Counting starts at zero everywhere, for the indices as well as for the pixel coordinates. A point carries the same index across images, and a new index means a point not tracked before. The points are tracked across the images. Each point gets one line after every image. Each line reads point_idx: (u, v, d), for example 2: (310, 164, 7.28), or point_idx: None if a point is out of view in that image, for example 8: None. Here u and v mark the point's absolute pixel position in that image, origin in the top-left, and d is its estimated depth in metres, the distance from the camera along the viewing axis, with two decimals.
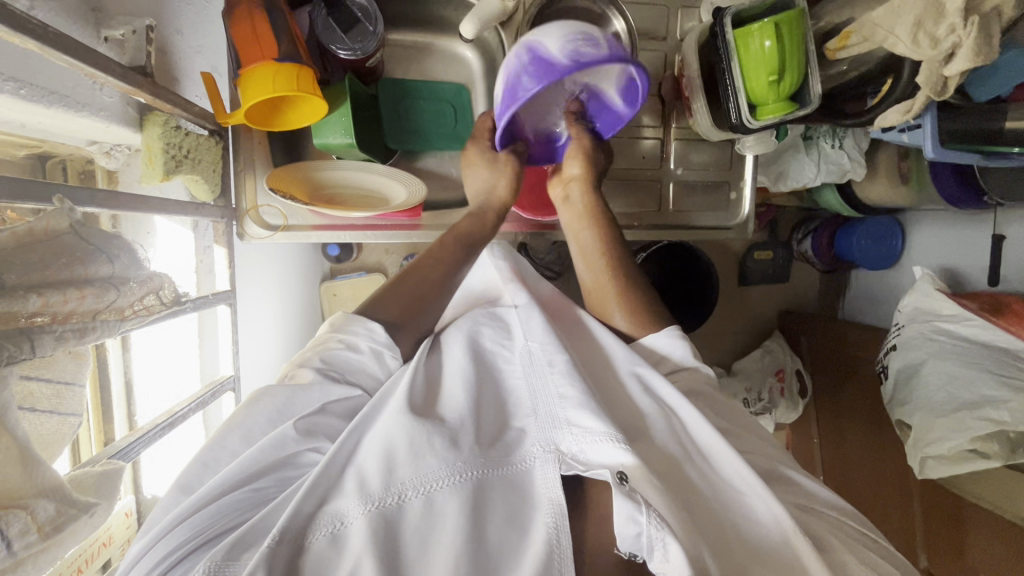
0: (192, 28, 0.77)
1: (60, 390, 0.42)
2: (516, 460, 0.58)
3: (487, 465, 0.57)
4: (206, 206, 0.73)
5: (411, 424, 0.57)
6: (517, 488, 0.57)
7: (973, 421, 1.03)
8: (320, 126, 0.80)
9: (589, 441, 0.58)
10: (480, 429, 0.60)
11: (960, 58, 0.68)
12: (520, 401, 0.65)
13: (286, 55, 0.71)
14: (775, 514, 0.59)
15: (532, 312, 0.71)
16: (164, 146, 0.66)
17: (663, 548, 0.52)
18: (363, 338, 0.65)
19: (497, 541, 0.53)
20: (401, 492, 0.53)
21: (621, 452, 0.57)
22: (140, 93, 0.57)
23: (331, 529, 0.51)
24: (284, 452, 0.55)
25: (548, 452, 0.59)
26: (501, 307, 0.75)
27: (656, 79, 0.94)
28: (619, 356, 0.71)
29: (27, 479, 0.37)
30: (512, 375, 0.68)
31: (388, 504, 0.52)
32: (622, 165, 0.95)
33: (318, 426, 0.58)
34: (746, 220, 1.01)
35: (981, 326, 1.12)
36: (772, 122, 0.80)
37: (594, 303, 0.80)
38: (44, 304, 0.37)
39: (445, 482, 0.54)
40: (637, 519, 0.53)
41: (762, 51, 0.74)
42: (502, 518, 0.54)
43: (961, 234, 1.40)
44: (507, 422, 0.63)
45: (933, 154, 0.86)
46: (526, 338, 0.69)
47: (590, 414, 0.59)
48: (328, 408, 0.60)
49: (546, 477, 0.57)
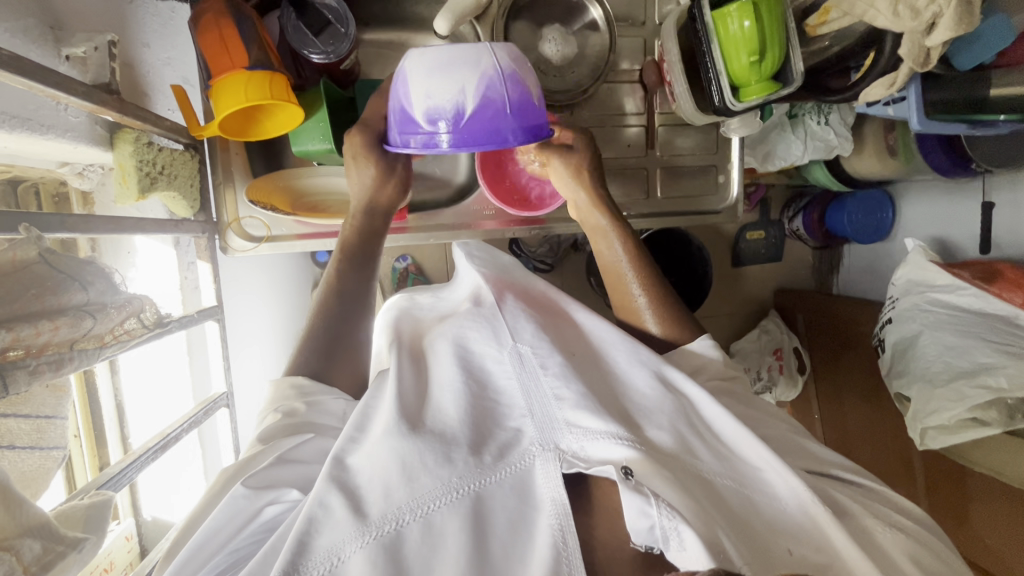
0: (158, 39, 0.75)
1: (42, 424, 0.41)
2: (513, 461, 0.57)
3: (484, 475, 0.55)
4: (185, 222, 0.71)
5: (401, 444, 0.56)
6: (518, 490, 0.56)
7: (971, 390, 1.03)
8: (297, 133, 0.79)
9: (587, 439, 0.59)
10: (477, 438, 0.59)
11: (942, 28, 0.68)
12: (512, 400, 0.63)
13: (256, 63, 0.69)
14: (796, 491, 0.60)
15: (517, 313, 0.72)
16: (136, 164, 0.65)
17: (678, 536, 0.52)
18: (296, 397, 0.66)
19: (501, 552, 0.52)
20: (398, 517, 0.52)
21: (621, 447, 0.58)
22: (107, 111, 0.56)
23: (328, 565, 0.50)
24: (242, 512, 0.54)
25: (547, 451, 0.58)
26: (487, 310, 0.72)
27: (638, 66, 0.93)
28: (619, 348, 0.71)
29: (9, 517, 0.36)
30: (501, 374, 0.66)
31: (385, 531, 0.51)
32: (608, 155, 0.94)
33: (276, 480, 0.56)
34: (736, 203, 1.00)
35: (975, 294, 1.13)
36: (756, 104, 0.79)
37: (624, 306, 0.81)
38: (14, 338, 0.35)
39: (442, 500, 0.53)
40: (648, 513, 0.53)
41: (742, 31, 0.73)
42: (505, 527, 0.54)
43: (951, 203, 1.40)
44: (501, 423, 0.62)
45: (919, 126, 0.84)
46: (515, 341, 0.68)
47: (588, 413, 0.60)
48: (289, 457, 0.59)
49: (546, 478, 0.56)
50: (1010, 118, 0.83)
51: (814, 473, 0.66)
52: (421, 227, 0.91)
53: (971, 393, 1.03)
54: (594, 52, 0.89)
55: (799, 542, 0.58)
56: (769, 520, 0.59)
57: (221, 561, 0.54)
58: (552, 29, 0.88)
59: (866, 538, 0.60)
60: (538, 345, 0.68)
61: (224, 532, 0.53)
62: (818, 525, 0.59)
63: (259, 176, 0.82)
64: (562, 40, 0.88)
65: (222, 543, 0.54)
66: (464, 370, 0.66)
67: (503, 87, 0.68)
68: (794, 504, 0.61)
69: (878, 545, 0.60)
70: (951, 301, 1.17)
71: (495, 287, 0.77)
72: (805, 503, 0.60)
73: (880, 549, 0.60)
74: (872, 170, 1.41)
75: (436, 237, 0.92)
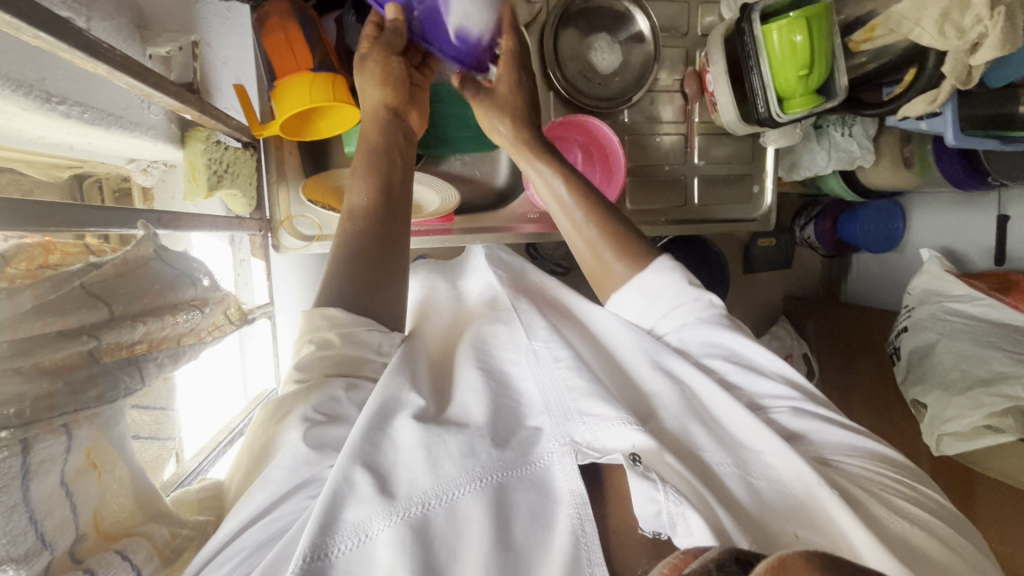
0: (220, 39, 0.76)
1: (156, 417, 0.45)
2: (534, 459, 0.57)
3: (507, 468, 0.55)
4: (244, 220, 0.74)
5: (429, 433, 0.56)
6: (539, 485, 0.56)
7: (988, 398, 1.06)
8: (349, 132, 0.81)
9: (601, 428, 0.58)
10: (497, 431, 0.59)
11: (988, 47, 0.70)
12: (530, 400, 0.64)
13: (321, 65, 0.70)
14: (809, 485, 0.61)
15: (532, 312, 0.73)
16: (206, 162, 0.66)
17: (684, 522, 0.52)
18: (328, 328, 0.59)
19: (524, 539, 0.52)
20: (423, 500, 0.51)
21: (635, 434, 0.57)
22: (189, 110, 0.57)
23: (354, 541, 0.49)
24: (299, 477, 0.51)
25: (563, 446, 0.58)
26: (504, 311, 0.75)
27: (677, 76, 0.95)
28: (627, 341, 0.70)
29: (139, 508, 0.40)
30: (521, 376, 0.67)
31: (412, 513, 0.50)
32: (647, 163, 0.96)
33: (328, 440, 0.54)
34: (768, 212, 1.02)
35: (990, 304, 1.17)
36: (800, 116, 0.81)
37: (587, 258, 0.75)
38: (147, 331, 0.38)
39: (467, 488, 0.53)
40: (655, 498, 0.53)
41: (793, 46, 0.75)
42: (527, 517, 0.53)
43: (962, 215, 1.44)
44: (521, 422, 0.62)
45: (955, 141, 0.87)
46: (530, 339, 0.69)
47: (601, 402, 0.60)
48: (336, 420, 0.56)
49: (565, 472, 0.56)
50: None
51: None
52: (465, 230, 0.93)
53: (988, 400, 1.06)
54: (638, 61, 0.91)
55: None
56: (794, 508, 0.56)
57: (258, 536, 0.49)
58: (602, 38, 0.90)
59: (891, 530, 0.54)
60: (553, 341, 0.68)
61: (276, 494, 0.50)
62: (824, 507, 0.55)
63: (309, 176, 0.84)
64: (610, 50, 0.90)
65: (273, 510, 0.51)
66: (483, 369, 0.66)
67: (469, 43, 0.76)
68: None
69: (905, 541, 0.54)
70: (965, 310, 1.21)
71: (512, 291, 0.78)
72: None
73: (904, 542, 0.54)
74: (887, 181, 1.44)
75: (480, 238, 0.93)
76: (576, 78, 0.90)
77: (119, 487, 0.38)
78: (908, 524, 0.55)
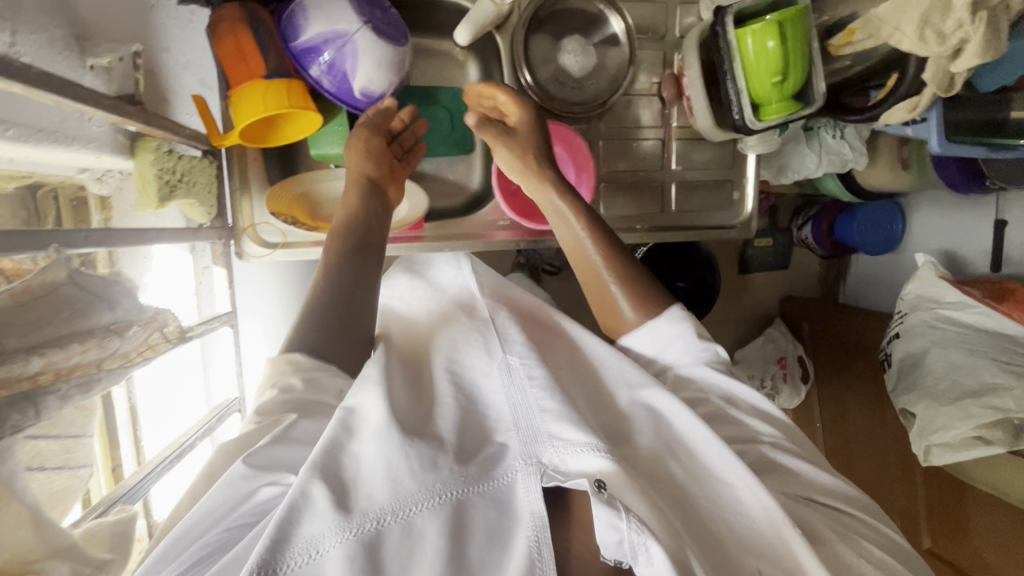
0: (179, 44, 0.75)
1: (69, 445, 0.45)
2: (496, 475, 0.56)
3: (467, 483, 0.54)
4: (202, 229, 0.73)
5: (391, 446, 0.55)
6: (498, 503, 0.55)
7: (976, 409, 1.03)
8: (314, 136, 0.80)
9: (568, 452, 0.57)
10: (461, 447, 0.58)
11: (969, 54, 0.67)
12: (499, 414, 0.63)
13: (274, 72, 0.70)
14: (767, 508, 0.58)
15: (508, 325, 0.74)
16: (157, 172, 0.65)
17: (647, 552, 0.52)
18: (292, 373, 0.61)
19: (479, 560, 0.51)
20: (379, 517, 0.50)
21: (600, 460, 0.56)
22: (131, 123, 0.56)
23: (305, 558, 0.48)
24: (237, 493, 0.51)
25: (530, 466, 0.56)
26: (479, 319, 0.75)
27: (656, 79, 0.92)
28: (611, 367, 0.71)
29: (40, 540, 0.41)
30: (491, 387, 0.66)
31: (366, 530, 0.49)
32: (624, 168, 0.94)
33: (276, 459, 0.54)
34: (751, 219, 0.99)
35: (983, 312, 1.13)
36: (776, 123, 0.78)
37: (589, 285, 0.77)
38: (46, 363, 0.39)
39: (425, 505, 0.52)
40: (618, 526, 0.52)
41: (766, 51, 0.72)
42: (484, 535, 0.52)
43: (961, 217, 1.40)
44: (487, 436, 0.61)
45: (938, 149, 0.84)
46: (504, 351, 0.69)
47: (572, 425, 0.59)
48: (289, 437, 0.55)
49: (525, 490, 0.55)
50: None
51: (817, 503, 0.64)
52: (437, 237, 0.91)
53: (976, 412, 1.03)
54: (614, 64, 0.89)
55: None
56: (764, 548, 0.57)
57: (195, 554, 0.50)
58: (573, 39, 0.87)
59: (849, 566, 0.58)
60: (527, 357, 0.68)
61: (220, 511, 0.51)
62: (786, 542, 0.56)
63: (275, 181, 0.83)
64: (582, 52, 0.87)
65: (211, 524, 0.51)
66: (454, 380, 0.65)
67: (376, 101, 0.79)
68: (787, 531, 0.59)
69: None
70: (961, 319, 1.17)
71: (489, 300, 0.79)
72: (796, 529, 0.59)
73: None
74: (884, 183, 1.40)
75: (453, 246, 0.91)
76: (549, 81, 0.88)
77: (18, 523, 0.40)
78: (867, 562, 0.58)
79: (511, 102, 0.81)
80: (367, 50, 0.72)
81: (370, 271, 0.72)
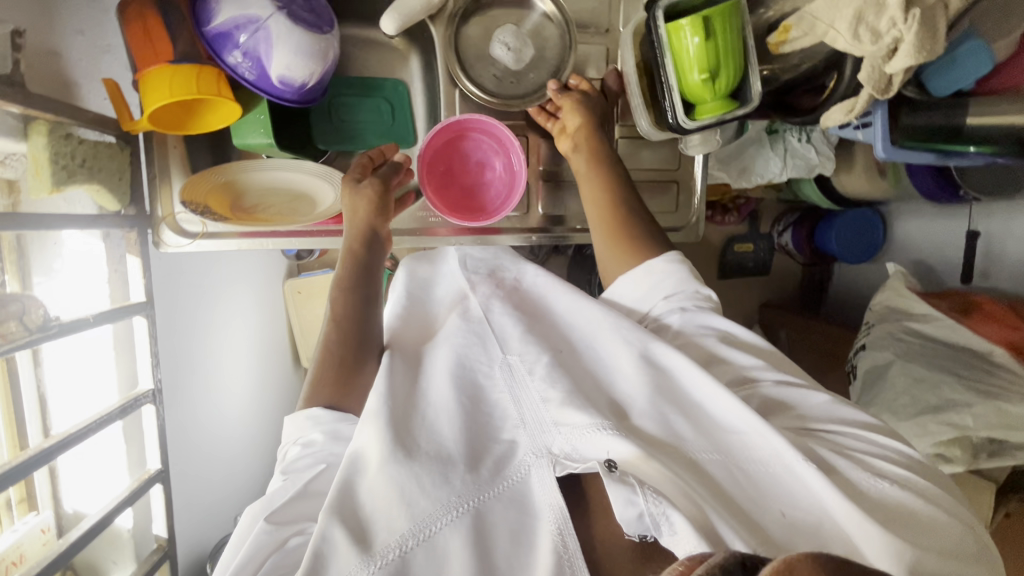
0: (93, 26, 0.73)
1: None
2: (509, 474, 0.58)
3: (482, 490, 0.56)
4: (110, 215, 0.71)
5: (399, 471, 0.56)
6: (518, 501, 0.56)
7: (936, 425, 1.01)
8: (237, 125, 0.77)
9: (577, 437, 0.59)
10: (472, 451, 0.60)
11: (902, 55, 0.63)
12: (505, 414, 0.64)
13: (183, 57, 0.68)
14: (776, 446, 0.58)
15: (505, 320, 0.74)
16: (52, 157, 0.62)
17: (668, 521, 0.52)
18: (313, 428, 0.64)
19: (506, 562, 0.53)
20: (400, 544, 0.52)
21: (611, 440, 0.57)
22: (10, 103, 0.54)
23: None
24: (267, 546, 0.55)
25: (540, 458, 0.58)
26: (474, 313, 0.76)
27: (602, 74, 0.90)
28: (618, 346, 0.69)
29: None
30: (494, 388, 0.67)
31: (390, 560, 0.51)
32: (565, 166, 0.91)
33: (298, 513, 0.58)
34: (697, 222, 0.96)
35: (949, 326, 1.08)
36: (711, 122, 0.76)
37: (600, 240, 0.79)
38: None
39: (444, 520, 0.53)
40: (634, 501, 0.53)
41: (692, 48, 0.69)
42: (506, 538, 0.54)
43: (942, 226, 1.36)
44: (496, 436, 0.62)
45: (883, 154, 0.80)
46: (504, 353, 0.70)
47: (573, 410, 0.61)
48: (310, 490, 0.60)
49: (542, 484, 0.56)
50: (979, 149, 0.81)
51: (801, 431, 0.63)
52: None
53: (936, 429, 1.01)
54: (553, 56, 0.87)
55: (790, 505, 0.56)
56: (799, 507, 0.56)
57: None
58: (506, 30, 0.84)
59: (867, 492, 0.56)
60: (525, 352, 0.70)
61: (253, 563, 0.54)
62: (812, 489, 0.56)
63: (200, 170, 0.81)
64: (514, 42, 0.83)
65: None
66: (456, 386, 0.67)
67: (302, 96, 0.76)
68: (810, 499, 0.56)
69: (889, 511, 0.55)
70: (923, 330, 1.11)
71: (481, 293, 0.79)
72: (792, 467, 0.57)
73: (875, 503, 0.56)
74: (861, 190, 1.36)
75: None
76: (495, 83, 0.86)
77: None
78: (887, 483, 0.57)
79: (573, 108, 0.83)
80: (282, 34, 0.70)
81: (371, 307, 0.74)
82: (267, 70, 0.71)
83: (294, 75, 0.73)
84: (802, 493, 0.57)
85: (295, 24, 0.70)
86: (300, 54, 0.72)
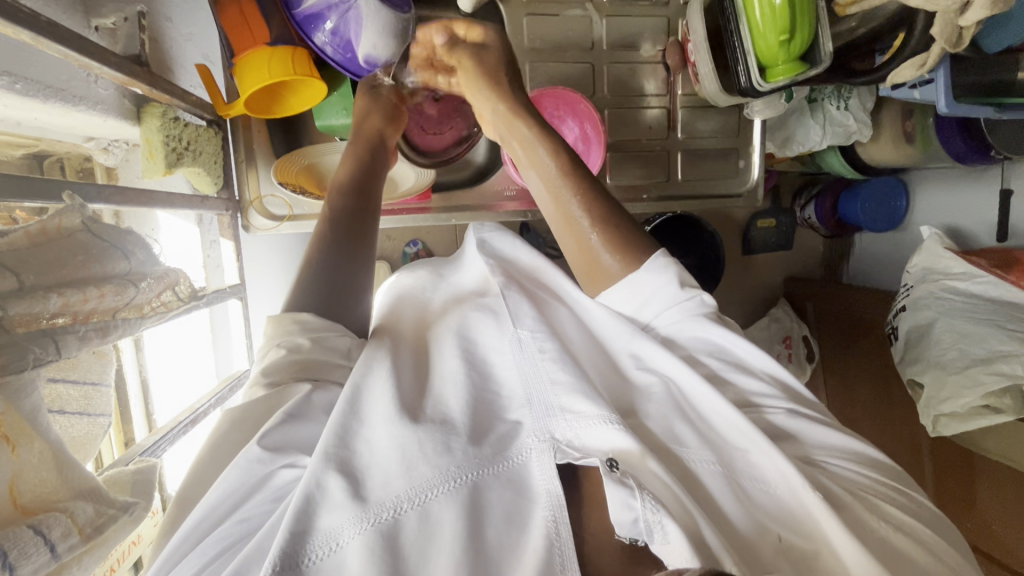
0: (181, 15, 0.75)
1: (88, 392, 0.41)
2: (511, 454, 0.53)
3: (482, 466, 0.52)
4: (210, 198, 0.71)
5: (403, 432, 0.53)
6: (514, 483, 0.52)
7: (986, 376, 0.91)
8: (321, 107, 0.80)
9: (583, 426, 0.54)
10: (476, 428, 0.55)
11: (978, 6, 0.65)
12: (512, 391, 0.59)
13: (278, 39, 0.70)
14: (793, 469, 0.54)
15: (519, 299, 0.65)
16: (164, 139, 0.65)
17: (662, 530, 0.48)
18: (300, 332, 0.58)
19: (498, 542, 0.48)
20: (395, 505, 0.48)
21: (616, 435, 0.53)
22: (137, 83, 0.56)
23: (325, 548, 0.46)
24: (253, 476, 0.49)
25: (543, 442, 0.54)
26: (491, 298, 0.68)
27: (660, 46, 0.92)
28: (616, 330, 0.63)
29: (63, 481, 0.36)
30: (503, 365, 0.61)
31: (383, 519, 0.47)
32: (628, 137, 0.93)
33: (289, 441, 0.52)
34: (757, 187, 0.99)
35: (991, 282, 1.00)
36: (783, 85, 0.78)
37: (572, 247, 0.66)
38: (65, 304, 0.36)
39: (440, 490, 0.50)
40: (632, 505, 0.48)
41: (772, 9, 0.72)
42: (501, 517, 0.50)
43: (951, 194, 1.29)
44: (501, 416, 0.58)
45: (946, 109, 0.80)
46: (515, 327, 0.62)
47: (583, 398, 0.55)
48: (302, 416, 0.54)
49: (542, 470, 0.52)
50: None
51: (813, 456, 0.58)
52: (443, 208, 0.91)
53: (986, 380, 0.91)
54: (617, 30, 0.89)
55: (791, 529, 0.53)
56: (795, 516, 0.53)
57: (212, 547, 0.48)
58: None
59: (889, 526, 0.53)
60: (539, 329, 0.62)
61: (235, 496, 0.49)
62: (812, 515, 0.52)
63: (280, 154, 0.82)
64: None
65: (231, 507, 0.49)
66: (467, 362, 0.61)
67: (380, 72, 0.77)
68: (794, 486, 0.54)
69: (886, 545, 0.51)
70: (966, 289, 1.04)
71: (501, 275, 0.69)
72: (806, 480, 0.53)
73: (887, 545, 0.52)
74: (890, 159, 1.26)
75: (459, 218, 0.92)
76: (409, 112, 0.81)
77: (42, 462, 0.35)
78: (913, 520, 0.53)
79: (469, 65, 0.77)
80: (371, 16, 0.69)
81: (358, 269, 0.65)
82: (354, 50, 0.72)
83: (375, 55, 0.73)
84: (793, 492, 0.54)
85: (381, 6, 0.69)
86: (385, 35, 0.72)
